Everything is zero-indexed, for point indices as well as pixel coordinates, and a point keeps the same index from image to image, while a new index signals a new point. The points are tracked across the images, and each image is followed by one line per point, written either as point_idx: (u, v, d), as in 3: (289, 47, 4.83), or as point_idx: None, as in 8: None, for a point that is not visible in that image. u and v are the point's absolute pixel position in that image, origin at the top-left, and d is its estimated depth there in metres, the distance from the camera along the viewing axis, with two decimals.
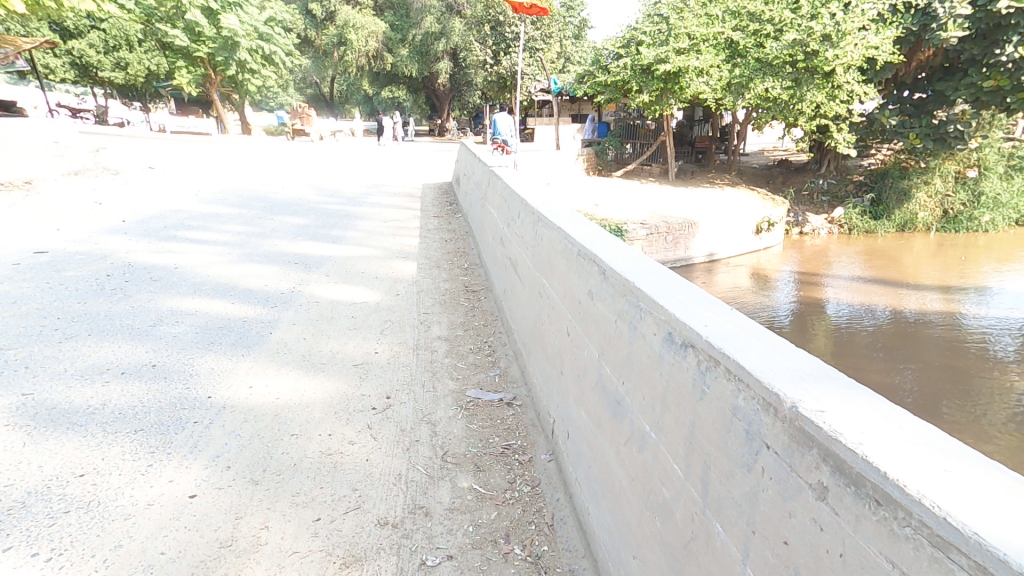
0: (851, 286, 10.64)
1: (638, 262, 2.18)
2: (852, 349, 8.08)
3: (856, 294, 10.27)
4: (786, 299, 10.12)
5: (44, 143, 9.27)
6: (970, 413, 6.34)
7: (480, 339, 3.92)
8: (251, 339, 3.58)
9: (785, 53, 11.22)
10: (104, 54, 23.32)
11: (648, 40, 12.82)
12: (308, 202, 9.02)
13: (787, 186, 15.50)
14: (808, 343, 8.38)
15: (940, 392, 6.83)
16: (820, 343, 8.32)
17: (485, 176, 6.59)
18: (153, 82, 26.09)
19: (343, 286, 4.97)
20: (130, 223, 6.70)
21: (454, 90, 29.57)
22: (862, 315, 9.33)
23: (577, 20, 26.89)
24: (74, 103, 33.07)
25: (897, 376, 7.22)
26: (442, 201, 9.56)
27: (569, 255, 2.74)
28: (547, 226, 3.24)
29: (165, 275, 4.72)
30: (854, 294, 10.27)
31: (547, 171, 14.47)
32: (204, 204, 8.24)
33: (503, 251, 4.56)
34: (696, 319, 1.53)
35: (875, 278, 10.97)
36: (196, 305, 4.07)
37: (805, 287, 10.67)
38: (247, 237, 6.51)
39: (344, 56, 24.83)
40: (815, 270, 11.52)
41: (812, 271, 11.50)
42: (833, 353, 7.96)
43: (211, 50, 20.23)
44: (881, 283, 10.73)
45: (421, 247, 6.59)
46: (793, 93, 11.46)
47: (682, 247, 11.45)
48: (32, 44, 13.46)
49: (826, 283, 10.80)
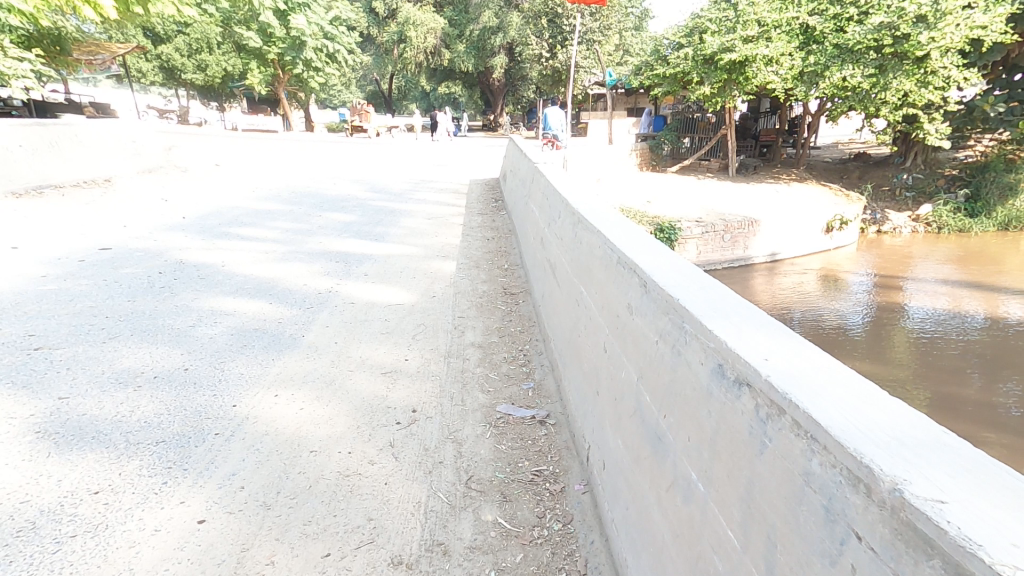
0: (937, 290, 9.64)
1: (685, 274, 1.88)
2: (939, 361, 7.25)
3: (942, 299, 9.29)
4: (859, 305, 9.27)
5: (122, 141, 9.72)
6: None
7: (516, 347, 3.71)
8: (283, 342, 3.54)
9: (870, 38, 10.27)
10: (186, 58, 24.80)
11: (714, 28, 12.16)
12: (357, 198, 9.12)
13: (863, 181, 14.34)
14: (888, 352, 7.59)
15: None
16: (900, 353, 7.56)
17: (531, 173, 6.35)
18: (226, 83, 27.50)
19: (381, 287, 4.91)
20: (190, 219, 6.93)
21: (509, 84, 29.50)
22: (949, 323, 8.41)
23: (636, 11, 26.12)
24: (157, 103, 35.45)
25: (996, 396, 6.37)
26: (489, 198, 9.42)
27: (609, 262, 2.47)
28: (588, 229, 2.96)
29: (212, 273, 4.80)
30: (940, 300, 9.28)
31: (598, 166, 14.06)
32: (261, 200, 8.49)
33: (544, 253, 4.33)
34: (754, 349, 1.22)
35: (964, 282, 9.89)
36: (236, 306, 4.09)
37: (882, 291, 9.76)
38: (295, 234, 6.61)
39: (403, 54, 25.25)
40: (894, 273, 10.54)
41: (890, 274, 10.51)
42: (916, 364, 7.21)
43: (281, 51, 21.15)
44: (971, 288, 9.65)
45: (463, 245, 6.46)
46: (877, 81, 10.48)
47: (741, 247, 10.78)
48: (124, 49, 14.31)
49: (906, 287, 9.84)
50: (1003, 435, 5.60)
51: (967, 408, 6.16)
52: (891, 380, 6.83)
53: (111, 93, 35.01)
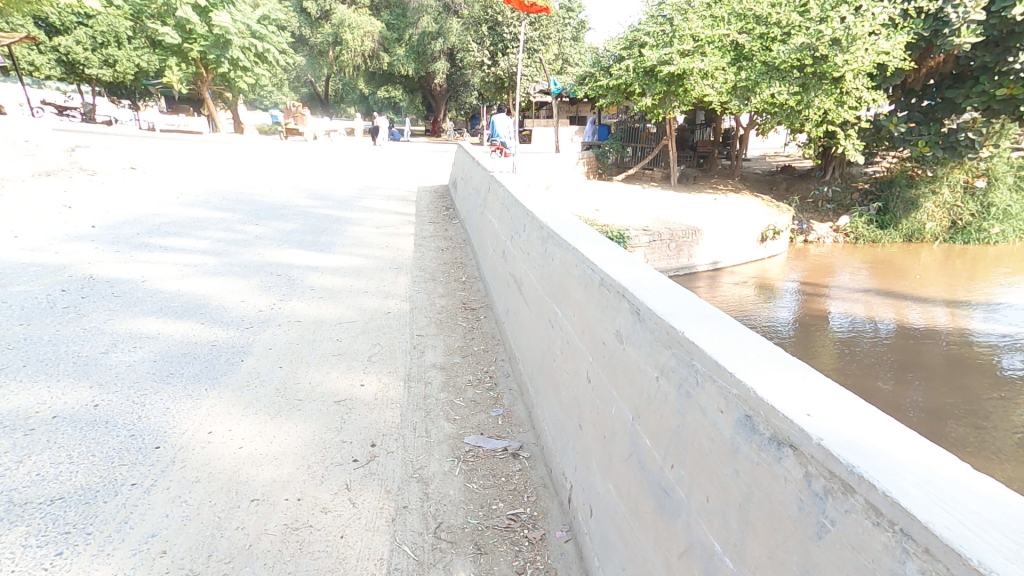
0: (856, 297, 10.28)
1: (682, 302, 1.78)
2: (855, 360, 7.80)
3: (861, 306, 9.89)
4: (789, 310, 9.76)
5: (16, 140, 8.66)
6: (979, 436, 5.93)
7: (481, 368, 3.51)
8: (218, 368, 3.15)
9: (794, 57, 10.82)
10: (89, 51, 22.64)
11: (652, 41, 12.40)
12: (296, 205, 8.60)
13: (790, 193, 15.21)
14: (814, 358, 7.93)
15: (948, 409, 6.51)
16: (825, 356, 7.98)
17: (485, 182, 6.16)
18: (142, 80, 25.56)
19: (328, 302, 4.57)
20: (101, 228, 6.23)
21: (451, 90, 29.26)
22: (863, 327, 9.02)
23: (574, 22, 26.72)
24: (63, 100, 32.40)
25: (904, 391, 6.92)
26: (438, 205, 9.16)
27: (591, 286, 2.36)
28: (563, 248, 2.85)
29: (128, 290, 4.28)
30: (859, 305, 9.94)
31: (546, 174, 14.11)
32: (185, 207, 7.80)
33: (506, 268, 4.17)
34: (792, 403, 1.11)
35: (880, 289, 10.64)
36: (158, 328, 3.62)
37: (809, 299, 10.28)
38: (227, 244, 6.09)
39: (339, 56, 24.42)
40: (819, 280, 11.16)
41: (815, 281, 11.16)
42: (836, 364, 7.72)
43: (203, 48, 19.94)
44: (885, 295, 10.40)
45: (416, 256, 6.18)
46: (801, 99, 11.08)
47: (686, 255, 11.06)
48: (15, 37, 12.81)
49: (830, 294, 10.46)
50: None
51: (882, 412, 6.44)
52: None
53: (8, 88, 31.68)
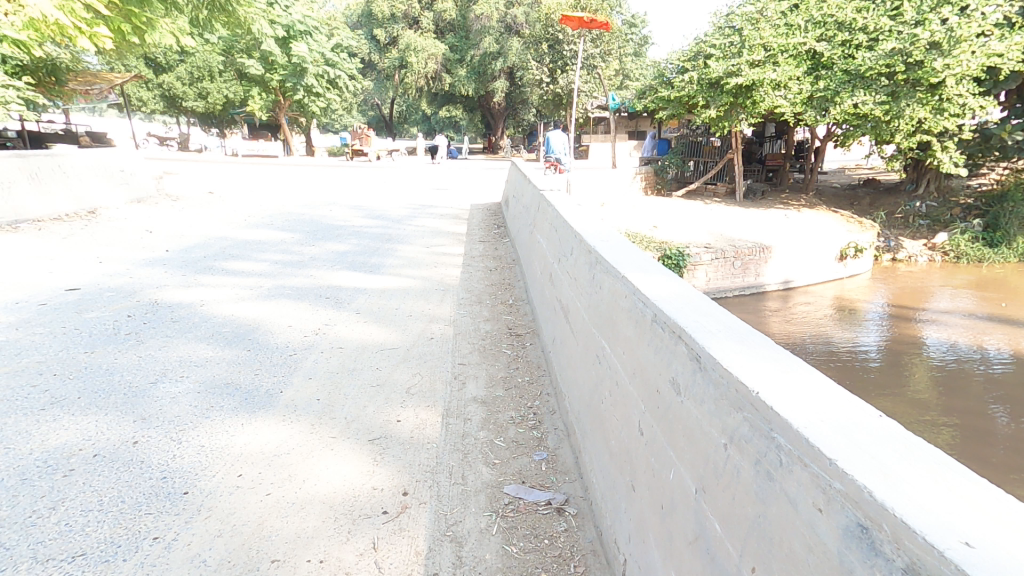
0: (955, 323, 9.19)
1: (754, 349, 1.48)
2: (961, 393, 6.91)
3: (962, 334, 8.81)
4: (875, 336, 8.84)
5: (112, 169, 9.41)
6: None
7: (524, 404, 3.28)
8: (257, 401, 3.10)
9: (882, 64, 10.09)
10: (187, 86, 24.68)
11: (718, 53, 11.89)
12: (353, 225, 8.77)
13: (875, 207, 13.99)
14: (910, 390, 7.06)
15: None
16: (920, 387, 7.13)
17: (535, 201, 5.97)
18: (227, 109, 27.56)
19: (372, 327, 4.52)
20: (174, 252, 6.57)
21: (509, 108, 29.60)
22: (970, 356, 8.00)
23: (636, 36, 26.35)
24: (158, 129, 35.56)
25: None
26: (490, 224, 9.07)
27: (641, 320, 2.08)
28: (612, 276, 2.58)
29: (186, 316, 4.40)
30: (960, 331, 8.87)
31: (602, 191, 13.77)
32: (253, 229, 8.15)
33: (554, 292, 3.93)
34: (933, 519, 0.82)
35: (988, 315, 9.48)
36: (206, 356, 3.66)
37: (899, 324, 9.29)
38: (284, 267, 6.23)
39: (404, 79, 25.33)
40: (909, 304, 10.10)
41: (907, 304, 10.09)
42: (937, 394, 6.90)
43: (282, 77, 21.38)
44: (996, 321, 9.24)
45: (464, 278, 6.06)
46: (890, 108, 10.08)
47: (753, 274, 10.37)
48: (122, 79, 14.10)
49: (924, 319, 9.43)
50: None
51: (997, 456, 5.61)
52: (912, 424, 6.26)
53: (114, 119, 35.17)
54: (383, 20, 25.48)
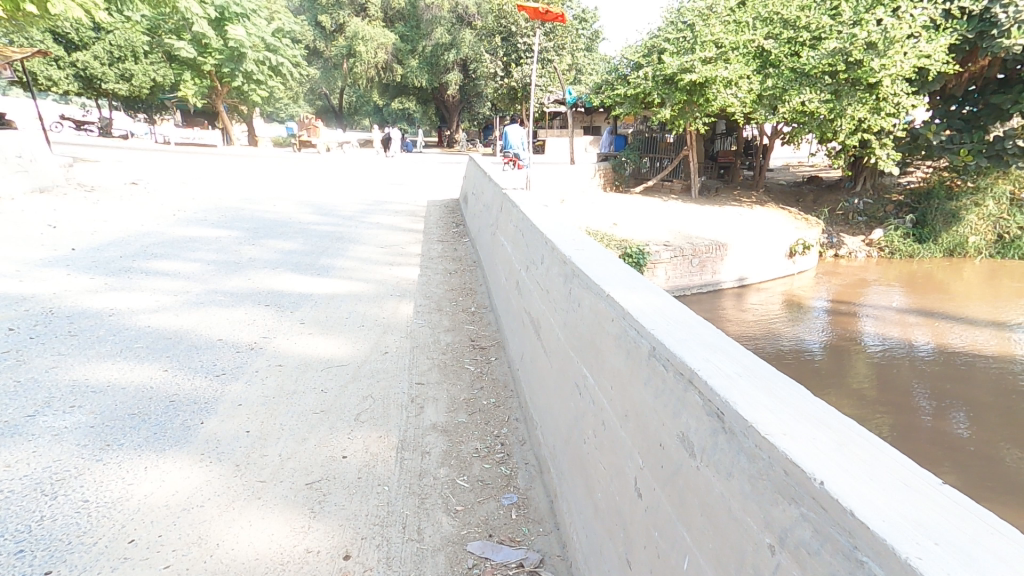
0: (891, 317, 9.48)
1: (795, 409, 1.15)
2: (892, 385, 7.11)
3: (898, 327, 9.07)
4: (820, 330, 9.01)
5: (7, 156, 8.38)
6: None
7: (490, 432, 2.91)
8: (170, 435, 2.56)
9: (824, 63, 10.21)
10: (107, 66, 22.53)
11: (671, 48, 11.79)
12: (299, 222, 8.15)
13: (820, 205, 14.44)
14: (852, 384, 7.16)
15: (1003, 442, 5.79)
16: (860, 381, 7.27)
17: (497, 199, 5.60)
18: (157, 94, 25.52)
19: (318, 338, 4.01)
20: (82, 252, 5.78)
21: (463, 101, 28.98)
22: (898, 348, 8.27)
23: (589, 32, 26.40)
24: (81, 116, 32.76)
25: (948, 421, 6.21)
26: (448, 221, 8.63)
27: (634, 353, 1.74)
28: (593, 294, 2.25)
29: (91, 328, 3.75)
30: (893, 326, 9.13)
31: (561, 187, 13.53)
32: (181, 226, 7.37)
33: (522, 304, 3.58)
34: None
35: (918, 309, 9.85)
36: (112, 377, 3.07)
37: (841, 319, 9.48)
38: (218, 268, 5.60)
39: (353, 67, 24.31)
40: (850, 298, 10.38)
41: (848, 299, 10.37)
42: (874, 388, 7.05)
43: (217, 62, 20.02)
44: (922, 315, 9.59)
45: (422, 280, 5.62)
46: (833, 107, 10.34)
47: (710, 271, 10.36)
48: (21, 54, 12.13)
49: (864, 313, 9.70)
50: (958, 470, 5.31)
51: (926, 445, 5.76)
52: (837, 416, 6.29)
53: (30, 104, 32.17)
54: (328, 6, 24.41)
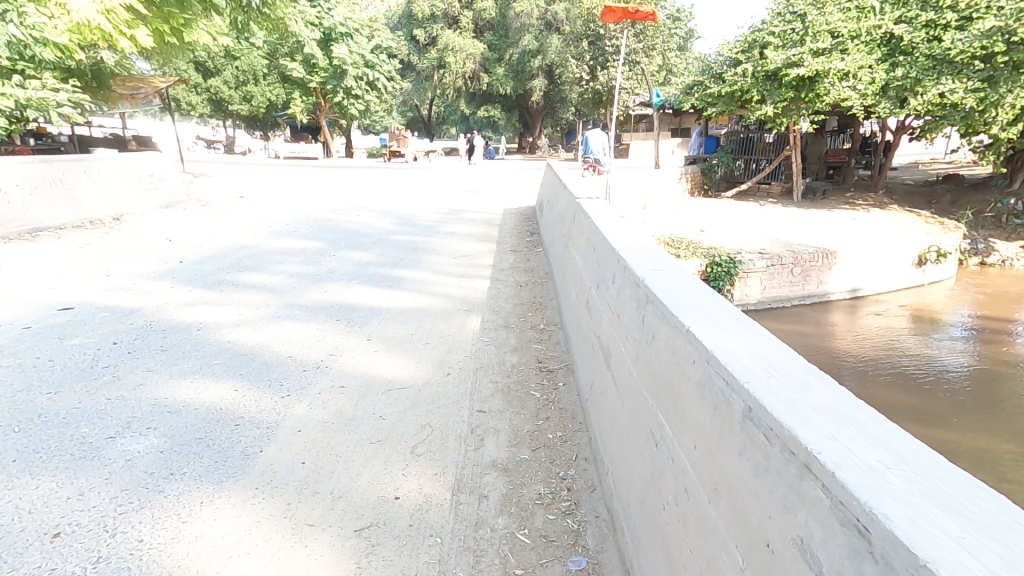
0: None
1: (998, 550, 0.77)
2: None
3: None
4: (960, 349, 7.80)
5: (141, 176, 9.25)
6: None
7: (554, 474, 2.62)
8: (229, 465, 2.55)
9: (977, 45, 8.85)
10: (233, 89, 24.95)
11: (777, 42, 10.90)
12: (380, 232, 8.35)
13: (958, 206, 12.64)
14: (999, 416, 6.11)
15: None
16: (1012, 412, 6.18)
17: (571, 209, 5.32)
18: (272, 113, 27.80)
19: (383, 356, 3.94)
20: (187, 264, 6.25)
21: (548, 107, 28.93)
22: None
23: (681, 31, 25.33)
24: (206, 134, 36.66)
25: None
26: (523, 230, 8.45)
27: (722, 410, 1.37)
28: (671, 326, 1.88)
29: (178, 342, 3.94)
30: None
31: (645, 191, 12.89)
32: (275, 237, 7.81)
33: (593, 325, 3.25)
34: None
35: None
36: (187, 396, 3.16)
37: (987, 339, 8.11)
38: (301, 280, 5.80)
39: (443, 79, 25.04)
40: (1002, 315, 8.89)
41: (996, 315, 8.90)
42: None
43: (322, 80, 21.41)
44: None
45: (492, 294, 5.46)
46: (985, 96, 8.88)
47: (814, 282, 9.31)
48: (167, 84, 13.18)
49: (1019, 334, 8.25)
50: None
51: None
52: (973, 460, 5.28)
53: (166, 125, 36.46)
54: (423, 21, 25.39)
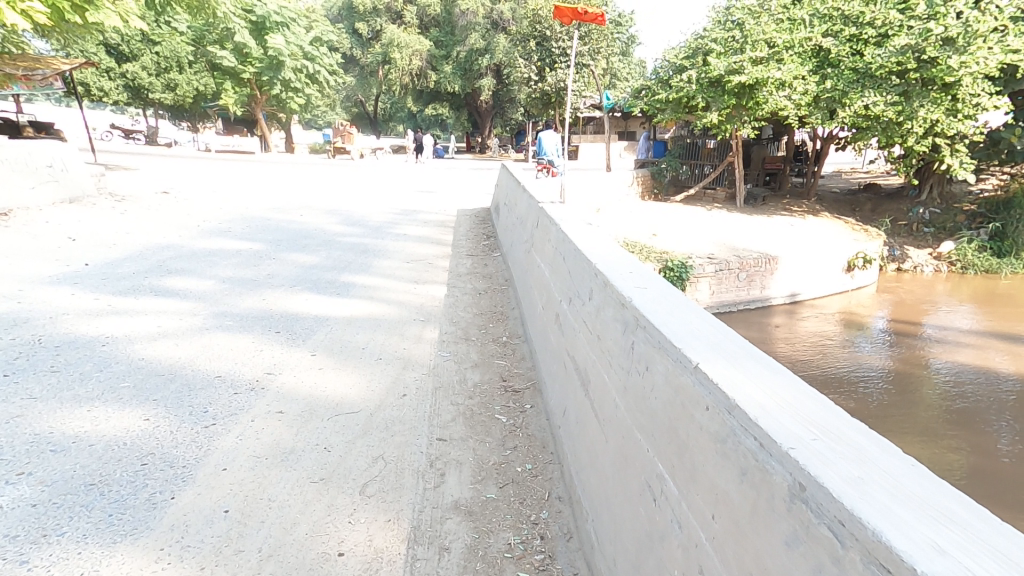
0: (965, 339, 8.49)
1: None
2: (962, 414, 6.33)
3: (971, 352, 8.05)
4: (881, 350, 8.21)
5: (36, 167, 8.19)
6: None
7: (526, 519, 2.31)
8: (127, 520, 2.07)
9: (893, 61, 9.24)
10: (153, 77, 22.89)
11: (719, 49, 10.97)
12: (325, 232, 7.79)
13: (879, 214, 13.33)
14: (911, 411, 6.44)
15: None
16: (925, 406, 6.53)
17: (532, 214, 5.04)
18: (200, 103, 25.91)
19: (329, 373, 3.50)
20: (96, 267, 5.50)
21: (497, 107, 28.72)
22: (970, 373, 7.40)
23: (625, 37, 25.78)
24: (128, 124, 33.87)
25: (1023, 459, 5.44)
26: (477, 233, 8.11)
27: (760, 483, 1.12)
28: (676, 365, 1.64)
29: (76, 361, 3.34)
30: (967, 350, 8.13)
31: (597, 194, 12.89)
32: (205, 237, 7.09)
33: (564, 346, 2.99)
34: None
35: (991, 330, 8.85)
36: (82, 429, 2.61)
37: (907, 340, 8.53)
38: (235, 285, 5.21)
39: (388, 74, 24.24)
40: (915, 317, 9.41)
41: (912, 317, 9.41)
42: (940, 416, 6.31)
43: (257, 70, 20.14)
44: (998, 337, 8.61)
45: (450, 301, 5.10)
46: (902, 109, 9.36)
47: (758, 287, 9.49)
48: (69, 66, 11.93)
49: (929, 335, 8.71)
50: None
51: (1004, 490, 5.00)
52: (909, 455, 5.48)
53: (81, 113, 33.40)
54: (365, 13, 24.51)
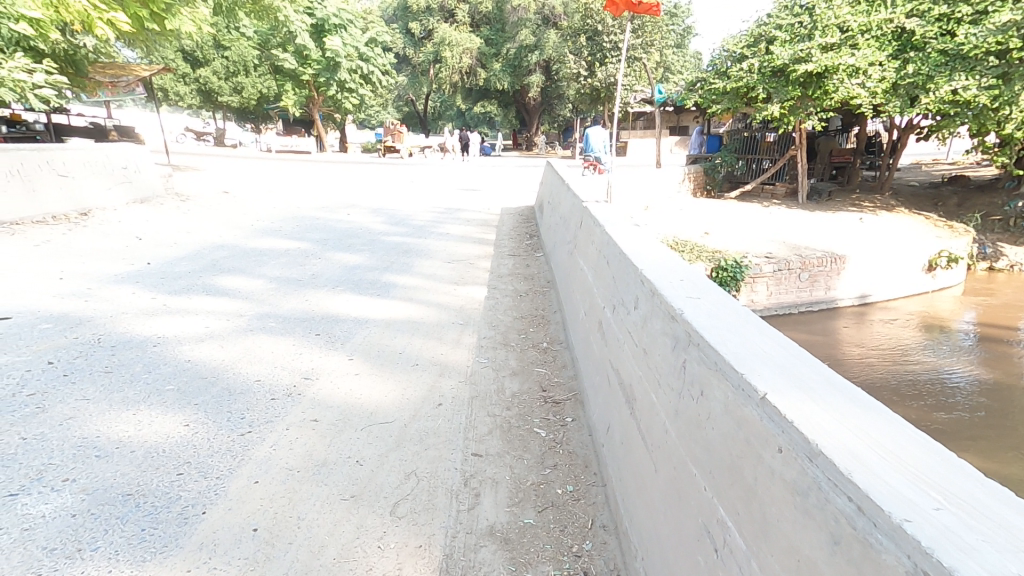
0: None
1: None
2: None
3: None
4: (966, 355, 7.48)
5: (113, 169, 8.70)
6: None
7: (567, 551, 2.14)
8: (159, 536, 2.03)
9: (992, 41, 8.39)
10: (223, 80, 24.10)
11: (785, 36, 10.45)
12: (371, 231, 7.85)
13: (966, 210, 12.15)
14: (997, 423, 5.84)
15: None
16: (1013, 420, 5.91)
17: (576, 214, 4.80)
18: (262, 106, 27.03)
19: (366, 380, 3.42)
20: (156, 266, 5.72)
21: (545, 103, 28.46)
22: None
23: (680, 28, 24.91)
24: (198, 127, 35.84)
25: None
26: (521, 232, 7.96)
27: (866, 563, 0.92)
28: (737, 396, 1.43)
29: (127, 362, 3.41)
30: None
31: (647, 191, 12.50)
32: (257, 236, 7.27)
33: (608, 356, 2.78)
34: None
35: None
36: (125, 433, 2.63)
37: (998, 347, 7.73)
38: (282, 285, 5.28)
39: (438, 73, 24.45)
40: (1006, 322, 8.51)
41: (1004, 322, 8.52)
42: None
43: (315, 72, 20.93)
44: None
45: (491, 304, 4.96)
46: (999, 94, 8.33)
47: (822, 288, 8.83)
48: (149, 73, 12.70)
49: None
50: None
51: None
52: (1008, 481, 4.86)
53: (156, 117, 35.62)
54: (418, 13, 24.81)
